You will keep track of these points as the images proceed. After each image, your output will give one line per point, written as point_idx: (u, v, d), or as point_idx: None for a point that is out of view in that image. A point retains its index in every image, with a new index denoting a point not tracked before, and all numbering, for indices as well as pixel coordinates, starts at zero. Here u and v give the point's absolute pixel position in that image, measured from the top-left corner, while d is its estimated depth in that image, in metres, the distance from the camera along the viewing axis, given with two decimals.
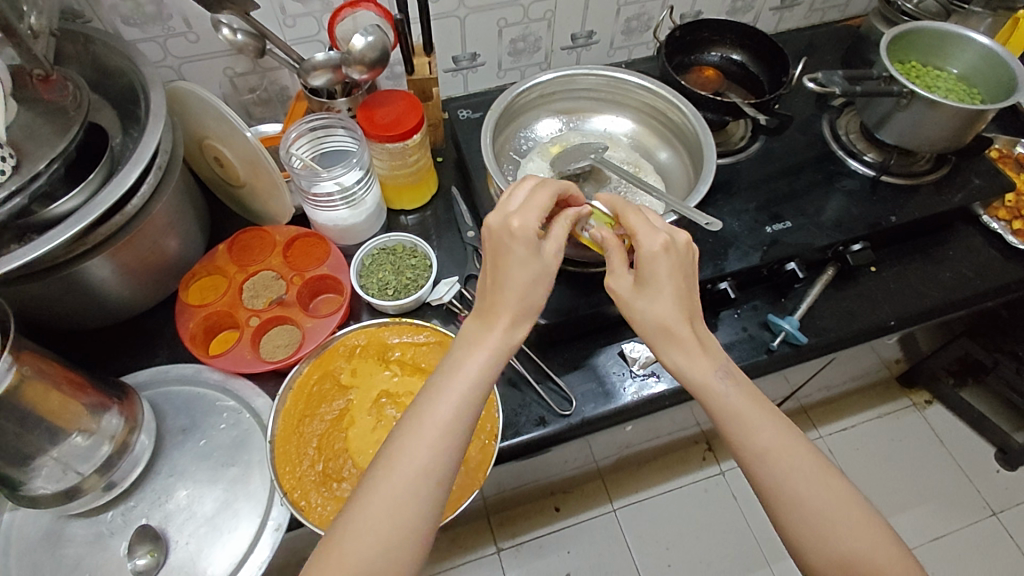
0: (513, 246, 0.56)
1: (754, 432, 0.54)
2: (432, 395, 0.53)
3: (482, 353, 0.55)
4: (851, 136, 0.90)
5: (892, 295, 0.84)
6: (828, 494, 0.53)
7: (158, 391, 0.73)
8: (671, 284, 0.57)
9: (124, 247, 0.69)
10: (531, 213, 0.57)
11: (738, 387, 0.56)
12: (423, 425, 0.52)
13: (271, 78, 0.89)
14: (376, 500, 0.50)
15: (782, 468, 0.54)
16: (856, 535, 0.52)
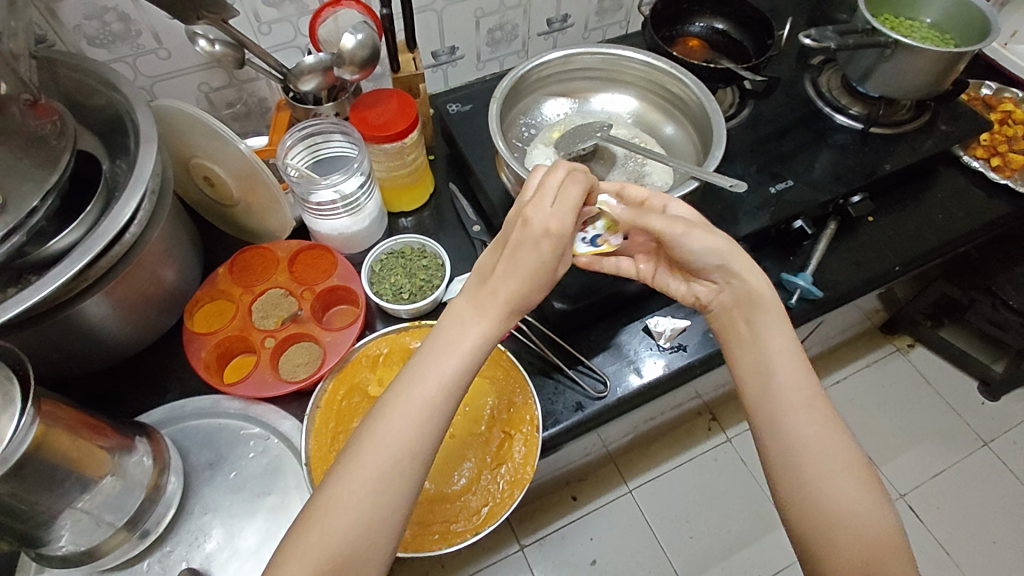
0: (525, 244, 0.52)
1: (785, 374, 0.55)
2: (414, 370, 0.51)
3: (473, 335, 0.52)
4: (834, 92, 0.92)
5: (892, 242, 0.87)
6: (839, 454, 0.52)
7: (177, 428, 0.70)
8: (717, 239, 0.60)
9: (122, 281, 0.65)
10: (558, 208, 0.52)
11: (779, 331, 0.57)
12: (405, 404, 0.49)
13: (248, 90, 0.86)
14: (361, 476, 0.47)
15: (801, 417, 0.53)
16: (855, 497, 0.51)
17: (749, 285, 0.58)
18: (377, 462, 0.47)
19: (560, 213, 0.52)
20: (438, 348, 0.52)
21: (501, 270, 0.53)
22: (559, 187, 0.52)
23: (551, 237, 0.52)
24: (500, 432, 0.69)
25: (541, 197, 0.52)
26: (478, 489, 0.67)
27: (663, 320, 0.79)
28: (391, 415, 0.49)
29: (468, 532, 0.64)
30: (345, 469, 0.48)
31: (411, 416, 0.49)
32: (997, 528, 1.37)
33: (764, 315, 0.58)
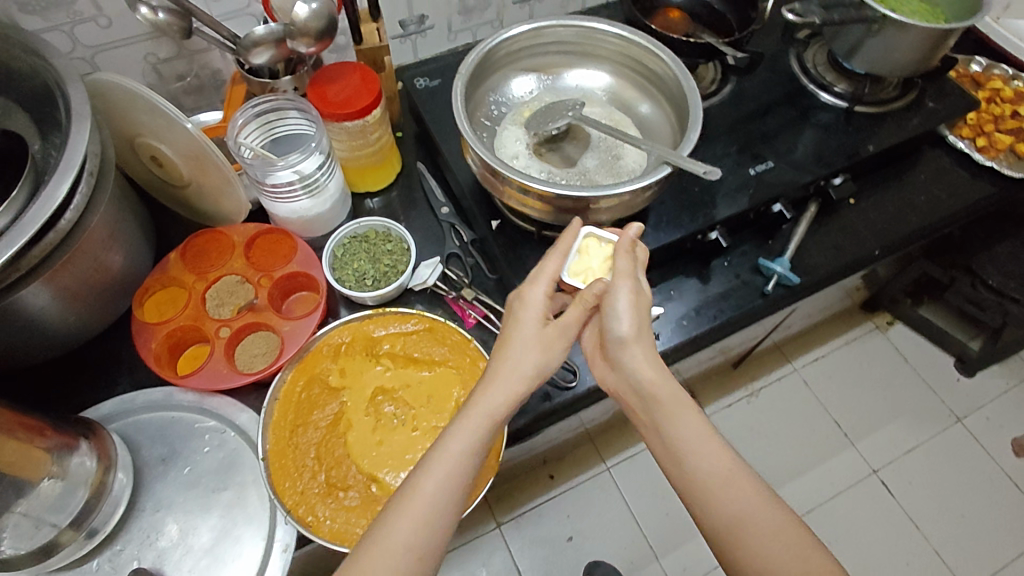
0: (496, 391, 0.55)
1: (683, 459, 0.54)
2: (400, 510, 0.50)
3: (483, 421, 0.54)
4: (819, 68, 0.88)
5: (873, 225, 0.84)
6: (755, 515, 0.51)
7: (127, 422, 0.67)
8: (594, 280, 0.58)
9: (62, 269, 0.61)
10: (543, 351, 0.57)
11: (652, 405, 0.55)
12: (395, 549, 0.49)
13: (201, 61, 0.80)
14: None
15: (714, 501, 0.52)
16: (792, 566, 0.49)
17: (637, 366, 0.56)
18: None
19: (546, 355, 0.57)
20: (430, 485, 0.51)
21: (461, 426, 0.53)
22: (553, 331, 0.57)
23: (529, 381, 0.56)
24: None
25: (519, 342, 0.57)
26: None
27: None
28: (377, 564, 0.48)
29: None
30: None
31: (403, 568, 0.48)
32: (966, 504, 1.40)
33: (654, 399, 0.55)
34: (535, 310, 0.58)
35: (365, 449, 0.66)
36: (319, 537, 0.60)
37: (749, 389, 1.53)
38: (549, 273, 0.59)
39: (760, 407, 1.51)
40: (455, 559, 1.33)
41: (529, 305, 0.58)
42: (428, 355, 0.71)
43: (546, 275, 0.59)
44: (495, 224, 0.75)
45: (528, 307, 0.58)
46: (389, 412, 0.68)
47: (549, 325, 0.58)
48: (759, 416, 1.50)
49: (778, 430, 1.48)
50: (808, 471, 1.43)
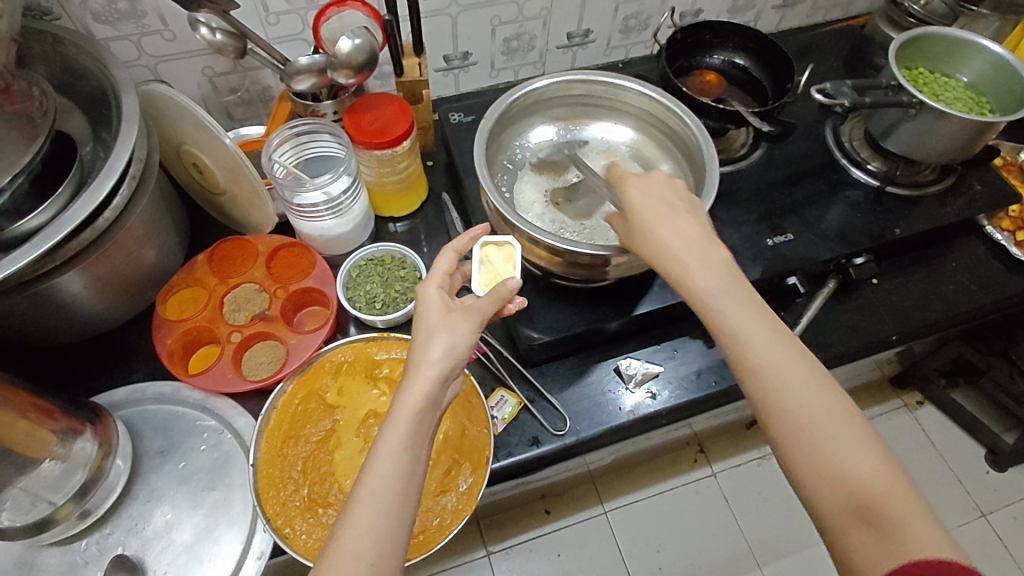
0: (414, 384, 0.49)
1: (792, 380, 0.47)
2: (344, 522, 0.45)
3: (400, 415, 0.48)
4: (854, 143, 0.87)
5: (894, 309, 0.82)
6: (831, 415, 0.47)
7: (135, 411, 0.70)
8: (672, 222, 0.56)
9: (98, 260, 0.66)
10: (452, 334, 0.52)
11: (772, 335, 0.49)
12: (340, 562, 0.43)
13: (253, 78, 0.85)
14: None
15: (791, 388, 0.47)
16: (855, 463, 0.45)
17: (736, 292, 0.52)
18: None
19: (458, 338, 0.52)
20: (363, 488, 0.46)
21: (387, 422, 0.48)
22: (452, 317, 0.53)
23: (449, 365, 0.51)
24: (448, 458, 0.68)
25: (425, 331, 0.52)
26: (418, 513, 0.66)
27: (636, 362, 0.77)
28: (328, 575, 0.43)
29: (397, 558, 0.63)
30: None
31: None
32: None
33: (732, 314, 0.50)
34: (433, 303, 0.54)
35: (350, 470, 0.68)
36: (292, 550, 0.62)
37: (761, 451, 1.49)
38: (442, 270, 0.57)
39: (771, 471, 1.47)
40: None
41: (427, 303, 0.54)
42: None
43: (438, 274, 0.56)
44: None
45: (427, 304, 0.54)
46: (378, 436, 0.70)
47: (450, 312, 0.53)
48: (768, 480, 1.46)
49: (786, 499, 1.44)
50: (812, 546, 1.39)
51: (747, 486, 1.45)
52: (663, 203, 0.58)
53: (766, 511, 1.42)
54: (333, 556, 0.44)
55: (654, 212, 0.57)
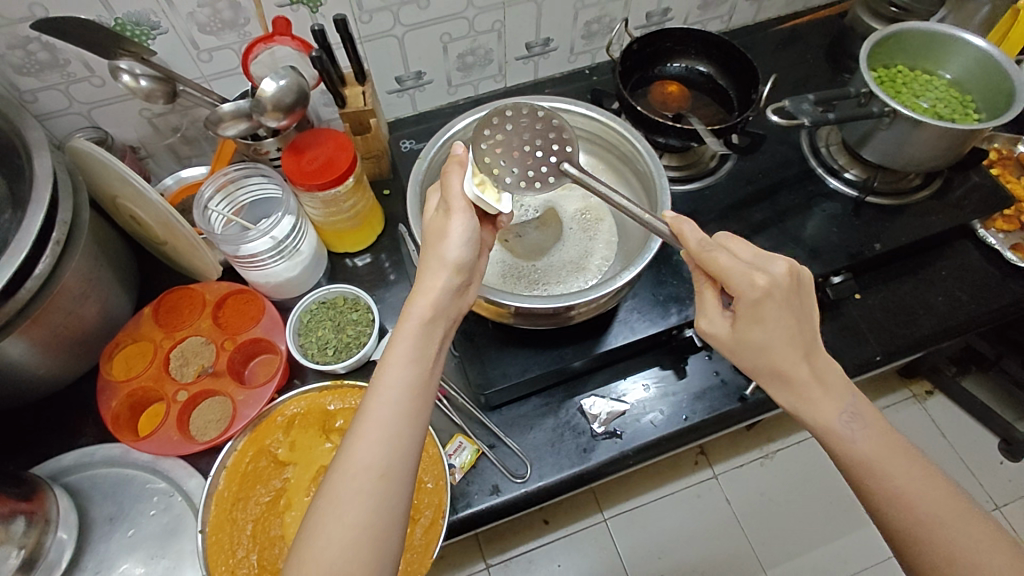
0: (423, 298, 0.52)
1: (889, 459, 0.49)
2: (355, 431, 0.47)
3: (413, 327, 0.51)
4: (831, 149, 0.81)
5: (878, 327, 0.77)
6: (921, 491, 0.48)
7: (83, 476, 0.69)
8: (781, 321, 0.49)
9: (29, 328, 0.63)
10: (463, 241, 0.53)
11: (871, 427, 0.50)
12: (352, 472, 0.46)
13: (193, 116, 0.82)
14: (328, 546, 0.44)
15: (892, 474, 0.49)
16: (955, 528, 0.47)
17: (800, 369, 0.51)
18: (339, 530, 0.44)
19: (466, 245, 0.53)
20: (379, 405, 0.48)
21: (397, 334, 0.51)
22: (443, 224, 0.54)
23: (452, 273, 0.53)
24: None
25: (435, 243, 0.54)
26: None
27: (600, 402, 0.73)
28: (339, 484, 0.45)
29: None
30: (304, 543, 0.45)
31: (368, 482, 0.45)
32: None
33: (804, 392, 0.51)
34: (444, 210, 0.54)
35: None
36: None
37: (764, 450, 1.33)
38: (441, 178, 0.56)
39: (776, 473, 1.31)
40: None
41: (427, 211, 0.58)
42: None
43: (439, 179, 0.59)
44: None
45: (433, 224, 0.55)
46: None
47: (440, 218, 0.55)
48: (774, 482, 1.30)
49: (792, 498, 1.29)
50: (823, 546, 1.26)
51: (751, 488, 1.30)
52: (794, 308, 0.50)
53: (776, 517, 1.27)
54: (348, 469, 0.46)
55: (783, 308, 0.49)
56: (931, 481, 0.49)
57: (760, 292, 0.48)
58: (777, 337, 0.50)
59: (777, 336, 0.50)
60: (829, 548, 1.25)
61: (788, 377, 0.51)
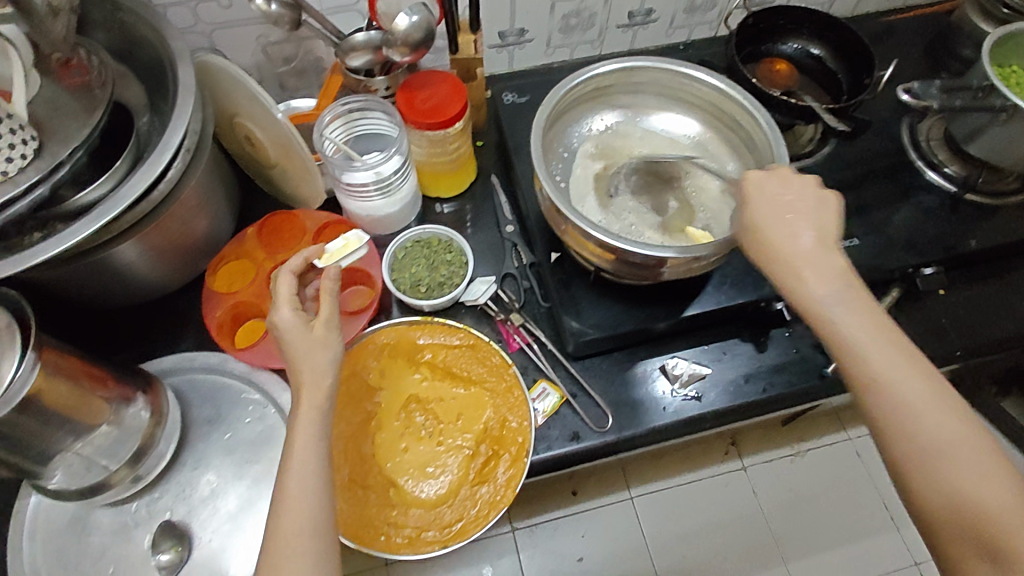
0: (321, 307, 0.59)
1: (886, 361, 0.50)
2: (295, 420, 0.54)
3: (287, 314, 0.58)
4: (932, 143, 0.81)
5: (960, 322, 0.78)
6: (914, 386, 0.49)
7: (183, 379, 0.72)
8: (767, 205, 0.57)
9: (153, 231, 0.66)
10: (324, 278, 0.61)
11: (866, 322, 0.52)
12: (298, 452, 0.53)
13: (306, 48, 0.84)
14: (293, 512, 0.50)
15: (885, 360, 0.50)
16: (938, 414, 0.48)
17: (803, 256, 0.55)
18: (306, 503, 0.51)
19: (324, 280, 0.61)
20: (297, 480, 0.51)
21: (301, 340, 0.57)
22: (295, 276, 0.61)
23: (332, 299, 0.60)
24: (487, 448, 0.68)
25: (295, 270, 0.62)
26: (455, 502, 0.65)
27: (683, 363, 0.75)
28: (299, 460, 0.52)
29: (436, 543, 0.63)
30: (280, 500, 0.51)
31: (298, 515, 0.50)
32: None
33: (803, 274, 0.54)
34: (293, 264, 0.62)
35: (390, 453, 0.68)
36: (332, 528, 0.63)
37: (795, 448, 1.33)
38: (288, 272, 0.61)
39: (803, 469, 1.31)
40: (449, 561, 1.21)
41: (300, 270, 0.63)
42: (467, 373, 0.72)
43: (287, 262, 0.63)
44: (554, 256, 0.74)
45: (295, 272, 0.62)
46: (419, 421, 0.69)
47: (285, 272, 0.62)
48: (802, 477, 1.30)
49: (821, 496, 1.29)
50: (844, 545, 1.26)
51: (777, 479, 1.29)
52: (781, 199, 0.58)
53: (801, 511, 1.28)
54: (284, 548, 0.49)
55: (769, 217, 0.57)
56: (910, 370, 0.50)
57: (807, 190, 0.58)
58: (807, 248, 0.55)
59: (785, 215, 0.56)
60: (848, 547, 1.26)
61: (793, 260, 0.55)
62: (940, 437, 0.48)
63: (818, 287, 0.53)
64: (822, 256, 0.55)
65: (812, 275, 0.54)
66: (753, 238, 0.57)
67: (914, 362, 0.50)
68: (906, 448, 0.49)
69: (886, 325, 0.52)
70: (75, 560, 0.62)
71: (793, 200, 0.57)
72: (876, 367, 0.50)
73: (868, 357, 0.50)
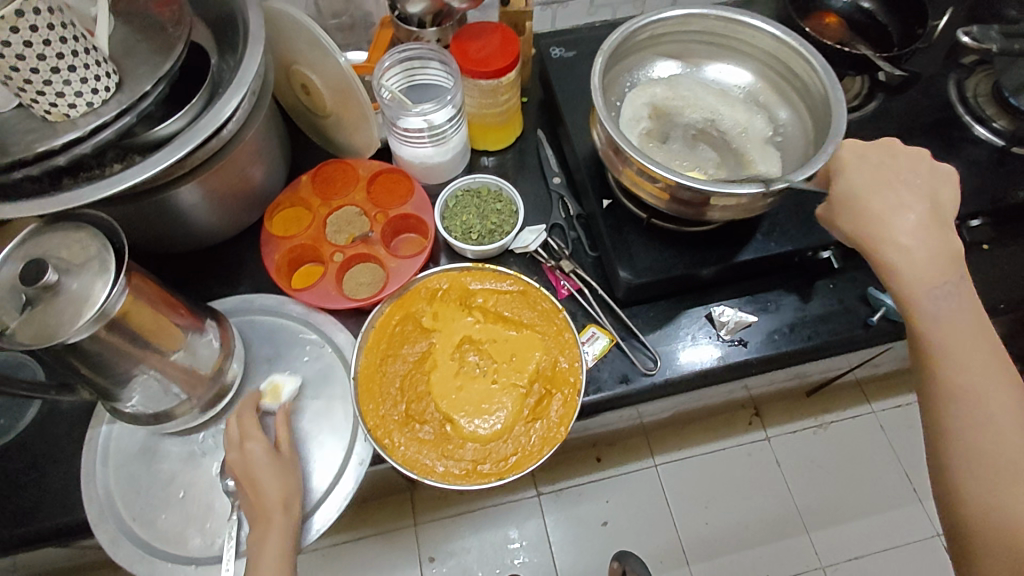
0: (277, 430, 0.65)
1: (961, 356, 0.52)
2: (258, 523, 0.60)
3: (252, 444, 0.62)
4: (980, 99, 0.82)
5: (1005, 276, 0.78)
6: (999, 393, 0.52)
7: (243, 319, 0.74)
8: (884, 187, 0.56)
9: (217, 172, 0.68)
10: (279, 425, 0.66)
11: (959, 308, 0.54)
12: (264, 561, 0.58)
13: (357, 2, 0.85)
14: None
15: (972, 361, 0.52)
16: (1012, 415, 0.51)
17: (920, 245, 0.54)
18: None
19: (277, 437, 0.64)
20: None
21: (259, 484, 0.60)
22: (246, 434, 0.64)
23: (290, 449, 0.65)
24: (541, 387, 0.69)
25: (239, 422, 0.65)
26: (510, 438, 0.67)
27: (729, 310, 0.76)
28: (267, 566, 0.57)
29: (493, 475, 0.65)
30: None
31: None
32: None
33: (925, 274, 0.54)
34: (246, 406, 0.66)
35: (446, 391, 0.69)
36: (392, 459, 0.65)
37: (818, 420, 1.32)
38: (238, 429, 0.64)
39: (827, 442, 1.31)
40: (475, 524, 1.22)
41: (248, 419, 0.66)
42: (518, 317, 0.73)
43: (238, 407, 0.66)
44: (605, 203, 0.75)
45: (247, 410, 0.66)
46: (472, 362, 0.71)
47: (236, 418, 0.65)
48: (826, 450, 1.30)
49: (847, 467, 1.29)
50: (867, 515, 1.26)
51: (799, 453, 1.30)
52: (881, 168, 0.57)
53: (825, 480, 1.28)
54: None
55: (869, 186, 0.56)
56: (996, 378, 0.52)
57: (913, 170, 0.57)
58: (910, 226, 0.54)
59: (880, 196, 0.55)
60: (872, 517, 1.26)
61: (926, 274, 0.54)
62: (1010, 445, 0.50)
63: (918, 265, 0.54)
64: (932, 237, 0.55)
65: (921, 263, 0.54)
66: (851, 210, 0.56)
67: (1003, 371, 0.53)
68: (964, 439, 0.51)
69: (986, 329, 0.54)
70: (146, 485, 0.65)
71: (897, 171, 0.57)
72: (952, 355, 0.53)
73: (950, 346, 0.53)
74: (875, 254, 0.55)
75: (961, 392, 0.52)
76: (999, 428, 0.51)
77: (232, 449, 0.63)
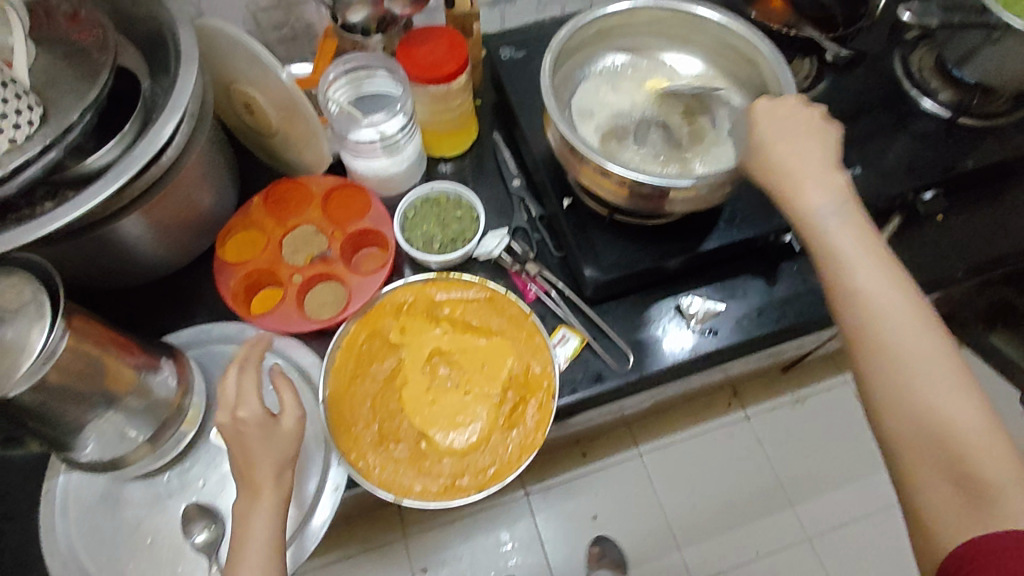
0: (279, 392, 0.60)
1: (860, 268, 0.52)
2: (247, 496, 0.56)
3: (241, 411, 0.57)
4: (924, 72, 0.83)
5: (958, 244, 0.80)
6: (883, 299, 0.50)
7: (202, 351, 0.71)
8: (794, 132, 0.58)
9: (159, 203, 0.65)
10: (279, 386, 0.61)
11: (847, 226, 0.54)
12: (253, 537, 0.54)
13: (297, 13, 0.83)
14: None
15: (865, 276, 0.51)
16: (890, 315, 0.50)
17: (812, 171, 0.56)
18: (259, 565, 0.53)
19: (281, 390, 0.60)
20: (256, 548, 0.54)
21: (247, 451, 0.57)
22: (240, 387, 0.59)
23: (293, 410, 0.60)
24: (515, 395, 0.68)
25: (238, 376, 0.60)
26: (487, 449, 0.66)
27: (698, 300, 0.75)
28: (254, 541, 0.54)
29: (472, 488, 0.64)
30: None
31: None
32: None
33: (795, 189, 0.56)
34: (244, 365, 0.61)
35: (418, 407, 0.68)
36: (368, 483, 0.63)
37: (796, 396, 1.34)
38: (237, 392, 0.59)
39: (806, 417, 1.32)
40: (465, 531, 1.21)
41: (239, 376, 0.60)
42: (487, 324, 0.72)
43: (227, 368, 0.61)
44: (566, 203, 0.74)
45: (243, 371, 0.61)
46: (444, 374, 0.70)
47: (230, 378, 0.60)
48: (805, 425, 1.32)
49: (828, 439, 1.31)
50: (851, 486, 1.28)
51: (782, 428, 1.31)
52: (792, 121, 0.59)
53: (807, 455, 1.29)
54: None
55: (777, 135, 0.58)
56: (888, 284, 0.51)
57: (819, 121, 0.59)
58: (805, 160, 0.57)
59: (792, 144, 0.57)
60: (855, 487, 1.28)
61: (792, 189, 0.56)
62: (914, 348, 0.49)
63: (800, 187, 0.56)
64: (823, 168, 0.57)
65: (810, 189, 0.56)
66: (758, 158, 0.58)
67: (896, 280, 0.51)
68: (869, 348, 0.50)
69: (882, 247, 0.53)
70: (111, 533, 0.62)
71: (806, 127, 0.58)
72: (834, 268, 0.53)
73: (839, 260, 0.53)
74: (777, 189, 0.57)
75: (869, 310, 0.50)
76: (897, 333, 0.49)
77: (223, 412, 0.59)
